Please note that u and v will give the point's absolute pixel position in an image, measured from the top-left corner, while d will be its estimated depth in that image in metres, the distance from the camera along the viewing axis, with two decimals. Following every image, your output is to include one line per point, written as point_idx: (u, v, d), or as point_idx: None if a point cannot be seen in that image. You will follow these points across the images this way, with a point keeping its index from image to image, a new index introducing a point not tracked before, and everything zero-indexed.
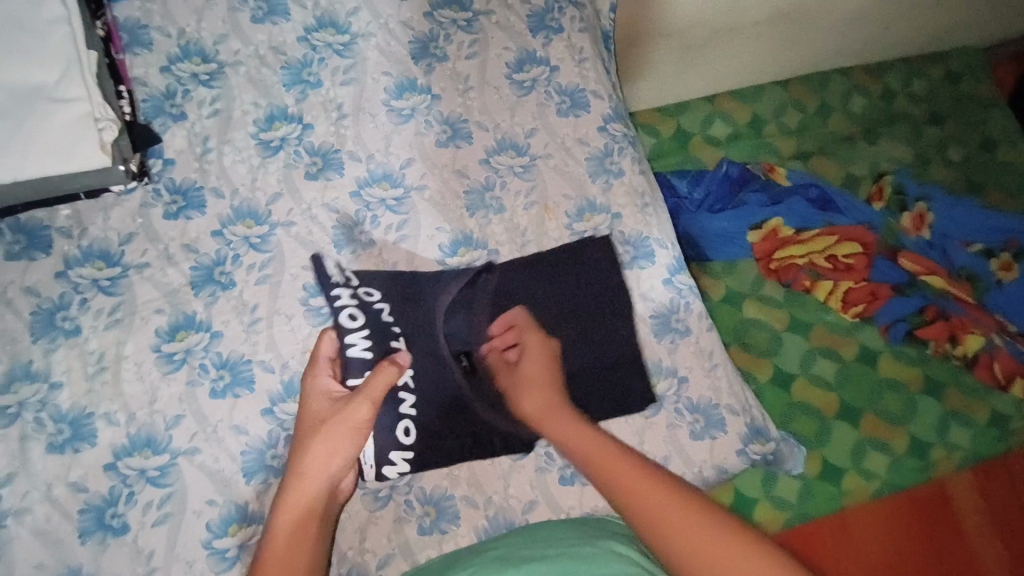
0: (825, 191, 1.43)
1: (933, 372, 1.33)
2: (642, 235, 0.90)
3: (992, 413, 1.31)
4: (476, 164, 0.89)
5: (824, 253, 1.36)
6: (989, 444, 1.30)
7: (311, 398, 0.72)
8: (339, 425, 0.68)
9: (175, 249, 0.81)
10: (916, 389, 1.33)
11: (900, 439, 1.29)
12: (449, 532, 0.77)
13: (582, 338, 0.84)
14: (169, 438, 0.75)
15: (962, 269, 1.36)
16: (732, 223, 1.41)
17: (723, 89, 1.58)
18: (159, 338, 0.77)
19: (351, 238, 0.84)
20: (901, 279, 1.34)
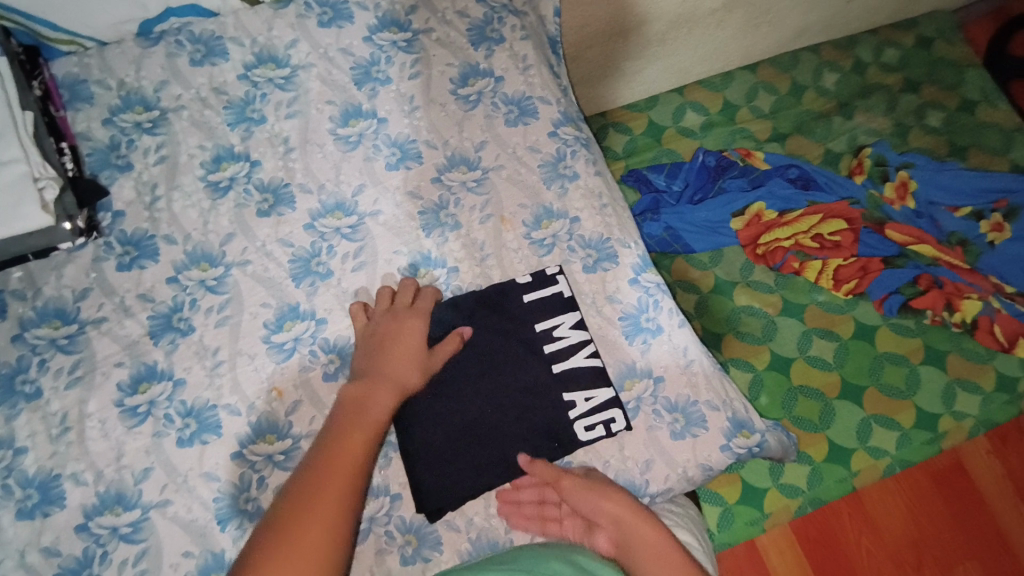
0: (805, 170, 1.42)
1: (933, 341, 1.31)
2: (602, 236, 0.89)
3: (998, 376, 1.28)
4: (429, 184, 0.88)
5: (809, 233, 1.35)
6: (999, 409, 1.26)
7: (403, 343, 0.76)
8: (400, 375, 0.73)
9: (131, 300, 0.80)
10: (917, 360, 1.30)
11: (908, 414, 1.26)
12: (433, 559, 0.75)
13: (513, 386, 0.80)
14: (139, 493, 0.74)
15: (951, 235, 1.34)
16: (715, 213, 1.40)
17: (692, 77, 1.57)
18: (121, 392, 0.77)
19: (309, 270, 0.84)
20: (890, 251, 1.32)
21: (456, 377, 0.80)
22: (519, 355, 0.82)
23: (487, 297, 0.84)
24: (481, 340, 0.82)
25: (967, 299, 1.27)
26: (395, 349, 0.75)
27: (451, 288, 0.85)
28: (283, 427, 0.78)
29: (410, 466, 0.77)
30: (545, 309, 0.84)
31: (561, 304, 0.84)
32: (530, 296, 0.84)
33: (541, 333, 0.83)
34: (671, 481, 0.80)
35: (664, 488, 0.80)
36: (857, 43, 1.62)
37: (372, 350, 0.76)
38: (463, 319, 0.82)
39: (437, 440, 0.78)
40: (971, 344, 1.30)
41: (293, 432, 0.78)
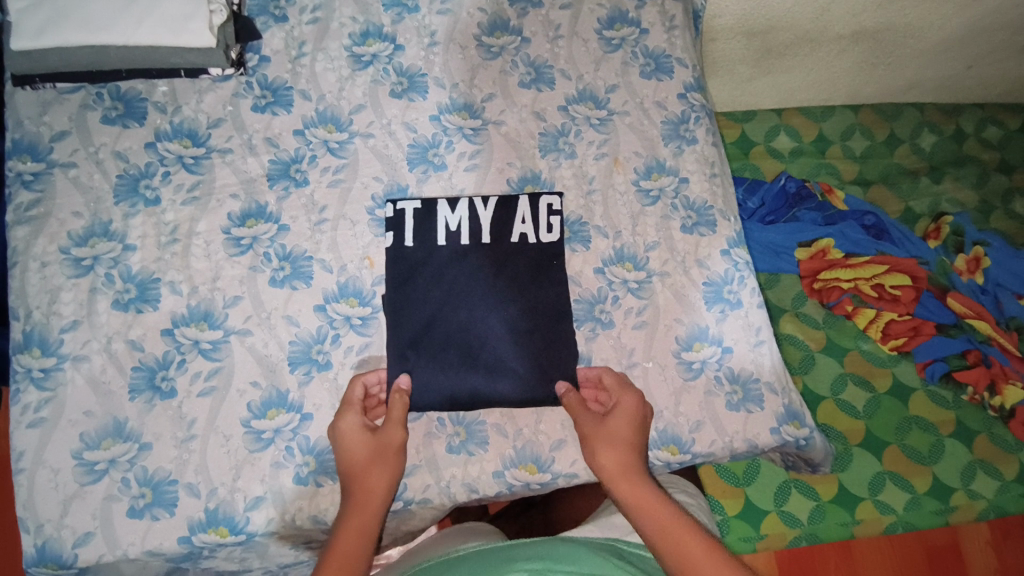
0: (881, 221, 1.37)
1: (964, 417, 1.31)
2: (706, 203, 0.90)
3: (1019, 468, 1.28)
4: (555, 110, 0.90)
5: (870, 280, 1.31)
6: (1015, 499, 1.26)
7: (349, 455, 0.71)
8: (363, 482, 0.69)
9: (258, 140, 0.83)
10: (945, 432, 1.30)
11: (923, 478, 1.27)
12: (476, 455, 0.78)
13: (537, 300, 0.81)
14: (225, 316, 0.77)
15: (1009, 319, 1.29)
16: (782, 236, 1.37)
17: (796, 99, 1.55)
18: (230, 222, 0.80)
19: (425, 158, 0.86)
20: (947, 318, 1.29)
21: (470, 316, 0.80)
22: (531, 267, 0.82)
23: (460, 251, 0.82)
24: (474, 283, 0.81)
25: (1012, 385, 1.25)
26: (349, 460, 0.70)
27: (458, 213, 0.83)
28: (367, 295, 0.81)
29: (498, 409, 0.79)
30: (502, 218, 0.83)
31: (509, 202, 0.83)
32: (487, 234, 0.82)
33: (531, 263, 0.82)
34: (716, 447, 0.81)
35: (708, 451, 0.81)
36: (964, 111, 1.60)
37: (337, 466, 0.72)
38: (452, 266, 0.81)
39: (496, 372, 0.78)
40: (1001, 431, 1.30)
41: (374, 302, 0.81)
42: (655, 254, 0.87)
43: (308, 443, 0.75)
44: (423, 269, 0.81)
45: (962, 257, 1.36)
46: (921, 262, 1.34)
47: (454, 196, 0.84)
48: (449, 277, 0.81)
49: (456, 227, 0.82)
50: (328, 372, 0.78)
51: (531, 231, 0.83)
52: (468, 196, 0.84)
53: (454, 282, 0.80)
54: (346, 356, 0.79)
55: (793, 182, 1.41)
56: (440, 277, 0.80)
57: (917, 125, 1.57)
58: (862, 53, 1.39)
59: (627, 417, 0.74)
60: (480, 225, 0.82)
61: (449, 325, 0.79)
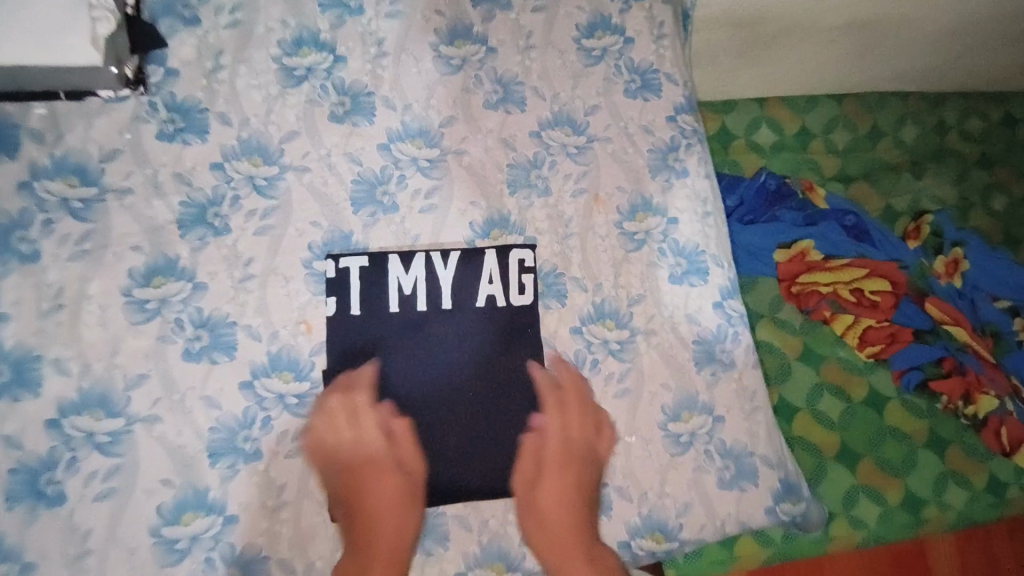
0: (863, 221, 1.05)
1: (939, 426, 0.99)
2: (698, 248, 0.79)
3: (989, 479, 0.97)
4: (526, 137, 0.77)
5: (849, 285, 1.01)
6: (984, 512, 0.96)
7: (369, 481, 0.64)
8: (390, 512, 0.63)
9: (164, 177, 0.68)
10: (919, 442, 0.99)
11: (895, 489, 0.96)
12: (436, 554, 0.68)
13: (511, 373, 0.71)
14: (126, 401, 0.64)
15: (985, 325, 0.99)
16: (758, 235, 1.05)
17: (777, 93, 1.15)
18: (131, 281, 0.66)
19: (372, 198, 0.72)
20: (924, 325, 0.99)
21: (430, 397, 0.69)
22: (504, 337, 0.71)
23: (415, 322, 0.70)
24: (434, 358, 0.69)
25: (987, 395, 0.96)
26: (367, 488, 0.64)
27: (413, 273, 0.70)
28: (303, 367, 0.68)
29: (460, 501, 0.68)
30: (466, 277, 0.71)
31: (471, 256, 0.72)
32: (448, 299, 0.70)
33: (498, 332, 0.71)
34: (705, 532, 0.73)
35: (697, 537, 0.73)
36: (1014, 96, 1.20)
37: (338, 490, 0.65)
38: (406, 337, 0.69)
39: (459, 460, 0.68)
40: (975, 440, 0.98)
41: (313, 376, 0.68)
42: (639, 309, 0.76)
43: (233, 551, 0.64)
44: (372, 344, 0.69)
45: (940, 257, 1.04)
46: (902, 267, 1.03)
47: (408, 249, 0.71)
48: (406, 351, 0.69)
49: (412, 291, 0.70)
50: (258, 463, 0.66)
51: (499, 292, 0.72)
52: (424, 249, 0.71)
53: (409, 357, 0.69)
54: (279, 443, 0.67)
55: (773, 179, 1.09)
56: (395, 353, 0.69)
57: (901, 115, 1.16)
58: (882, 47, 1.08)
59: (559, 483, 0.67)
60: (440, 288, 0.70)
61: (403, 410, 0.68)
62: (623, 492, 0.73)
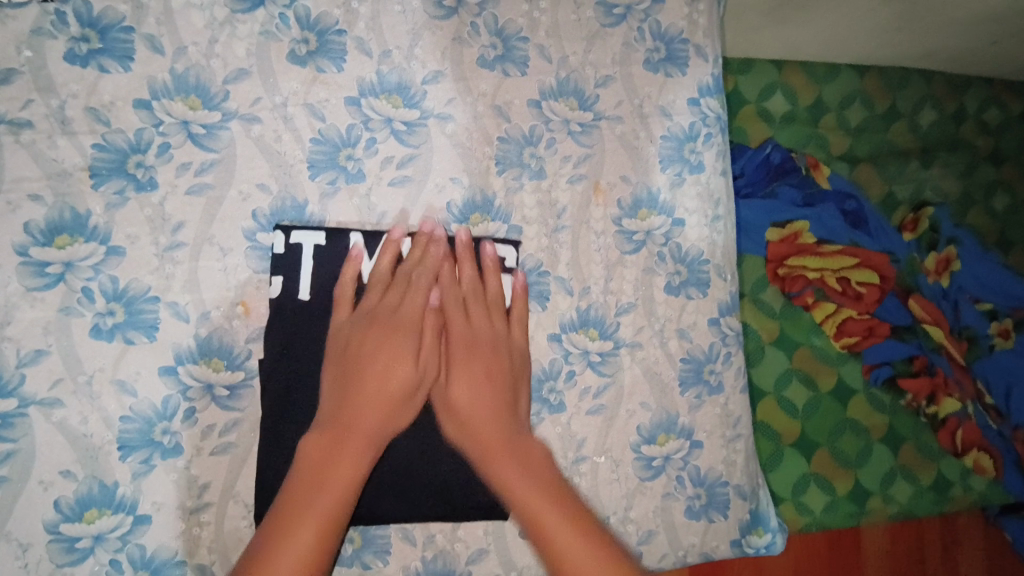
0: (864, 207, 0.96)
1: (897, 422, 0.95)
2: (701, 256, 0.70)
3: (936, 476, 0.95)
4: (523, 105, 0.65)
5: (837, 273, 0.92)
6: (926, 507, 0.94)
7: (377, 339, 0.56)
8: (388, 373, 0.55)
9: (75, 110, 0.55)
10: (876, 435, 0.94)
11: (845, 480, 0.92)
12: (373, 568, 0.61)
13: None
14: (20, 379, 0.54)
15: (963, 329, 0.93)
16: (755, 211, 0.94)
17: (801, 56, 0.99)
18: (29, 237, 0.54)
19: (335, 162, 0.61)
20: (902, 320, 0.93)
21: None
22: None
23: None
24: None
25: (950, 398, 0.93)
26: (365, 363, 0.55)
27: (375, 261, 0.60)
28: (237, 355, 0.58)
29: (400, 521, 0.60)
30: None
31: (444, 246, 0.61)
32: None
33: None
34: (665, 561, 0.69)
35: (656, 565, 0.68)
36: None
37: (340, 340, 0.56)
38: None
39: (404, 468, 0.59)
40: (931, 439, 0.95)
41: (249, 366, 0.58)
42: (628, 319, 0.68)
43: (143, 553, 0.56)
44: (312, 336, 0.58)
45: (931, 254, 0.97)
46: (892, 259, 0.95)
47: (372, 230, 0.61)
48: None
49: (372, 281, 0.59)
50: (178, 460, 0.57)
51: None
52: (391, 231, 0.61)
53: None
54: (203, 439, 0.58)
55: (779, 151, 0.95)
56: None
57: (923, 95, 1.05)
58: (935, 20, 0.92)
59: (469, 377, 0.57)
60: None
61: None
62: None
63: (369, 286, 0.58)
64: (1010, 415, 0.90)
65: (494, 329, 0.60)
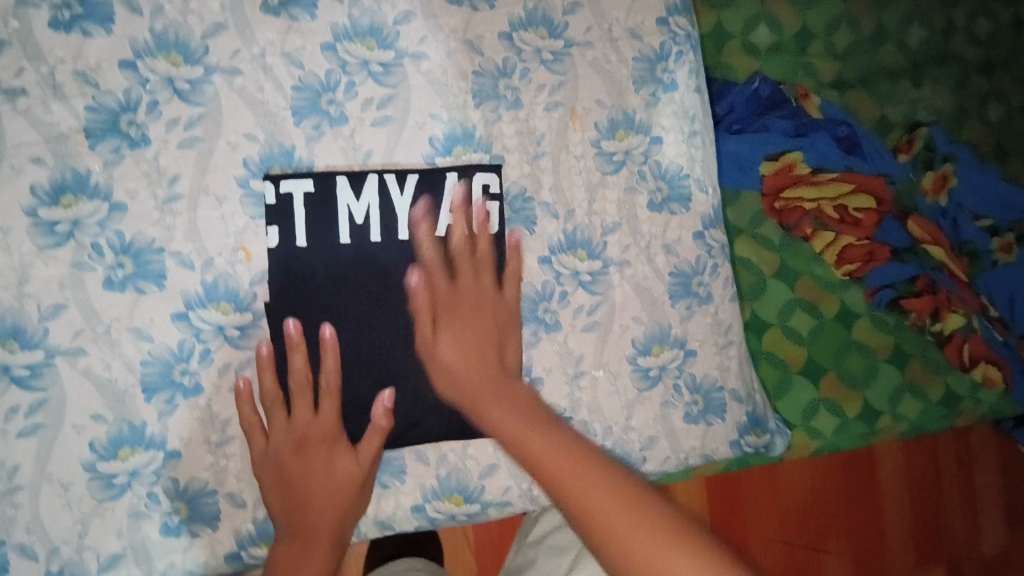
0: (858, 130, 0.92)
1: (904, 341, 0.95)
2: (681, 171, 0.72)
3: (945, 393, 0.96)
4: (495, 38, 0.67)
5: (834, 202, 0.90)
6: (935, 424, 0.96)
7: (309, 463, 0.60)
8: (330, 488, 0.60)
9: (64, 76, 0.58)
10: (882, 356, 0.95)
11: (853, 404, 0.93)
12: (391, 487, 0.65)
13: None
14: (43, 332, 0.58)
15: (964, 244, 0.89)
16: (747, 148, 0.91)
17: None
18: (35, 198, 0.58)
19: (317, 107, 0.63)
20: (902, 243, 0.91)
21: (387, 337, 0.63)
22: None
23: (374, 252, 0.63)
24: (391, 290, 0.63)
25: (954, 312, 0.92)
26: (304, 475, 0.59)
27: (366, 200, 0.63)
28: (244, 298, 0.62)
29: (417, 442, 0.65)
30: (424, 207, 0.64)
31: (432, 182, 0.64)
32: (404, 230, 0.63)
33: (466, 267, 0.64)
34: (668, 465, 0.72)
35: (659, 469, 0.72)
36: None
37: (273, 468, 0.60)
38: (362, 268, 0.62)
39: (402, 391, 0.63)
40: (937, 355, 0.96)
41: (256, 307, 0.62)
42: (614, 238, 0.70)
43: (177, 486, 0.61)
44: (314, 277, 0.62)
45: (929, 172, 0.92)
46: (889, 181, 0.91)
47: (359, 170, 0.63)
48: (358, 277, 0.62)
49: (365, 219, 0.63)
50: (199, 399, 0.61)
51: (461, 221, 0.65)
52: (377, 170, 0.64)
53: (363, 285, 0.63)
54: (220, 376, 0.62)
55: (768, 83, 0.94)
56: (344, 284, 0.62)
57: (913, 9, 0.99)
58: None
59: (461, 336, 0.61)
60: (394, 215, 0.63)
61: (357, 347, 0.62)
62: (587, 427, 0.70)
63: (293, 395, 0.60)
64: (1015, 324, 0.88)
65: (480, 288, 0.63)
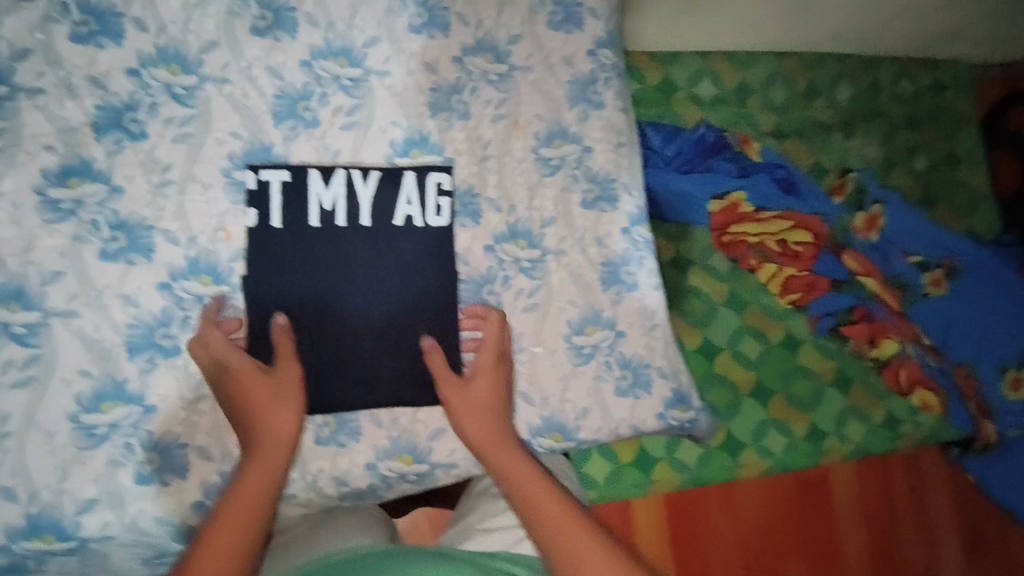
0: (794, 173, 1.03)
1: (844, 366, 1.14)
2: (610, 176, 0.84)
3: (888, 415, 1.14)
4: (449, 61, 0.79)
5: (775, 237, 1.03)
6: (878, 442, 1.13)
7: (261, 390, 0.66)
8: (275, 414, 0.65)
9: (78, 79, 0.69)
10: (826, 380, 1.13)
11: (801, 423, 1.11)
12: (348, 446, 0.72)
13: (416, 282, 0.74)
14: (42, 295, 0.66)
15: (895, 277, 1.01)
16: (694, 185, 1.02)
17: (715, 48, 1.17)
18: (45, 180, 0.67)
19: (293, 112, 0.74)
20: (839, 275, 1.03)
21: (346, 312, 0.72)
22: (424, 254, 0.75)
23: (335, 236, 0.73)
24: (349, 270, 0.73)
25: (889, 338, 1.06)
26: (248, 399, 0.65)
27: (333, 189, 0.73)
28: (222, 272, 0.70)
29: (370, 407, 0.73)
30: (384, 199, 0.74)
31: (390, 178, 0.75)
32: (366, 216, 0.74)
33: (424, 249, 0.75)
34: (601, 433, 0.80)
35: (593, 437, 0.80)
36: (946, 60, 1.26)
37: (224, 391, 0.66)
38: (323, 249, 0.72)
39: (358, 359, 0.72)
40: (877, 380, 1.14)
41: (232, 280, 0.71)
42: (551, 231, 0.81)
43: (153, 438, 0.68)
44: (283, 256, 0.71)
45: (860, 213, 1.03)
46: (826, 220, 1.01)
47: (329, 165, 0.74)
48: (321, 256, 0.72)
49: (331, 206, 0.73)
50: (177, 360, 0.69)
51: (416, 210, 0.75)
52: (345, 166, 0.74)
53: (326, 264, 0.72)
54: None
55: (712, 131, 1.08)
56: (309, 263, 0.72)
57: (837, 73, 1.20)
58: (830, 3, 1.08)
59: (474, 402, 0.70)
60: (358, 204, 0.74)
61: (318, 319, 0.71)
62: (526, 397, 0.78)
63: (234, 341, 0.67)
64: (947, 351, 1.00)
65: (488, 360, 0.72)
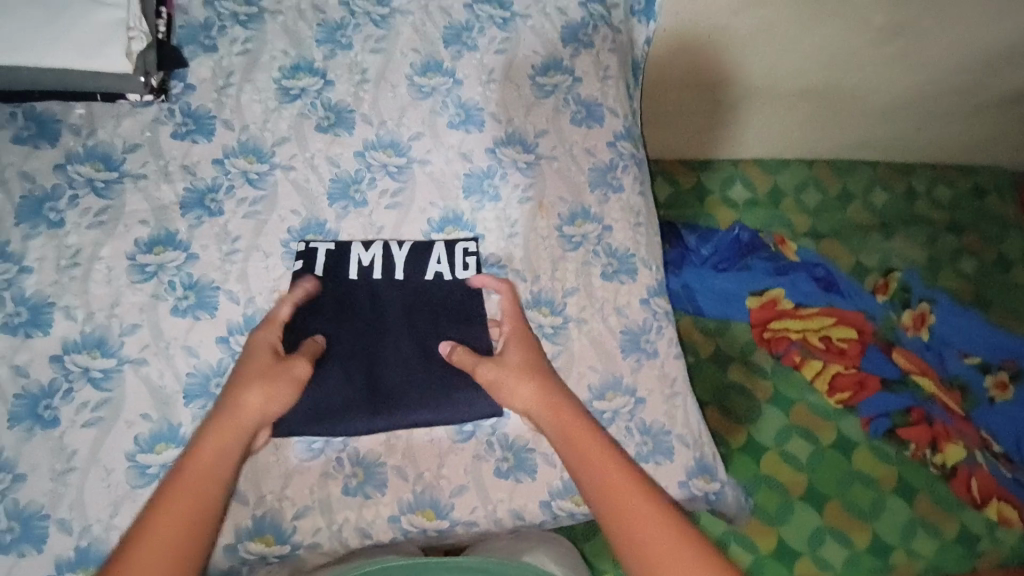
0: (833, 273, 1.16)
1: (908, 473, 1.07)
2: (628, 251, 0.90)
3: (960, 529, 1.04)
4: (482, 152, 0.90)
5: (819, 333, 1.11)
6: (952, 561, 1.02)
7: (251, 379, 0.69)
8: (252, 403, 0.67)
9: (174, 167, 0.83)
10: (887, 487, 1.06)
11: (862, 533, 1.03)
12: (373, 498, 0.75)
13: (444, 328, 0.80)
14: (120, 344, 0.76)
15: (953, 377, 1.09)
16: (734, 283, 1.15)
17: (746, 156, 1.28)
18: (137, 248, 0.79)
19: (346, 194, 0.85)
20: (891, 373, 1.09)
21: (379, 356, 0.78)
22: (453, 307, 0.81)
23: (373, 288, 0.81)
24: (383, 317, 0.80)
25: (954, 444, 1.05)
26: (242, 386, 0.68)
27: (372, 252, 0.83)
28: None
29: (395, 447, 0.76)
30: (418, 260, 0.83)
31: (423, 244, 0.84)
32: (400, 273, 0.82)
33: (452, 299, 0.82)
34: None
35: None
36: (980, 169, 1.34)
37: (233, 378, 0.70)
38: (362, 299, 0.80)
39: (385, 395, 0.76)
40: (945, 489, 1.06)
41: None
42: (572, 300, 0.86)
43: None
44: (324, 303, 0.79)
45: (907, 311, 1.15)
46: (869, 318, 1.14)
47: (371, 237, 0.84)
48: (359, 304, 0.80)
49: (370, 264, 0.82)
50: None
51: (445, 268, 0.83)
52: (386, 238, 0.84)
53: (363, 313, 0.79)
54: None
55: (746, 231, 1.18)
56: (347, 310, 0.79)
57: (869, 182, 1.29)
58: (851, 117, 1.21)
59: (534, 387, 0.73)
60: (394, 264, 0.82)
61: (352, 359, 0.77)
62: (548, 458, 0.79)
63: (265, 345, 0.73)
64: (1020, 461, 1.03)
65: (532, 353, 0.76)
